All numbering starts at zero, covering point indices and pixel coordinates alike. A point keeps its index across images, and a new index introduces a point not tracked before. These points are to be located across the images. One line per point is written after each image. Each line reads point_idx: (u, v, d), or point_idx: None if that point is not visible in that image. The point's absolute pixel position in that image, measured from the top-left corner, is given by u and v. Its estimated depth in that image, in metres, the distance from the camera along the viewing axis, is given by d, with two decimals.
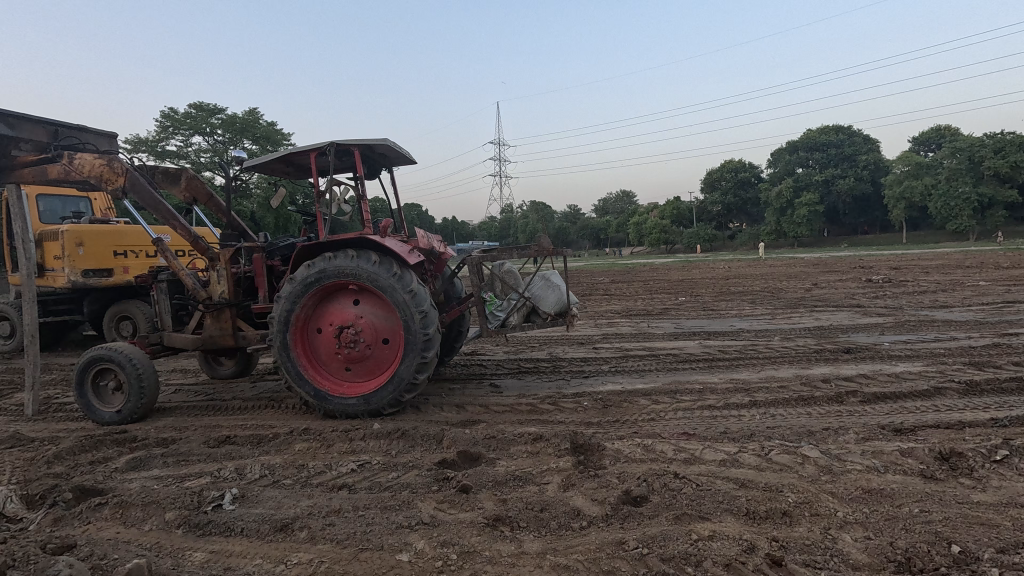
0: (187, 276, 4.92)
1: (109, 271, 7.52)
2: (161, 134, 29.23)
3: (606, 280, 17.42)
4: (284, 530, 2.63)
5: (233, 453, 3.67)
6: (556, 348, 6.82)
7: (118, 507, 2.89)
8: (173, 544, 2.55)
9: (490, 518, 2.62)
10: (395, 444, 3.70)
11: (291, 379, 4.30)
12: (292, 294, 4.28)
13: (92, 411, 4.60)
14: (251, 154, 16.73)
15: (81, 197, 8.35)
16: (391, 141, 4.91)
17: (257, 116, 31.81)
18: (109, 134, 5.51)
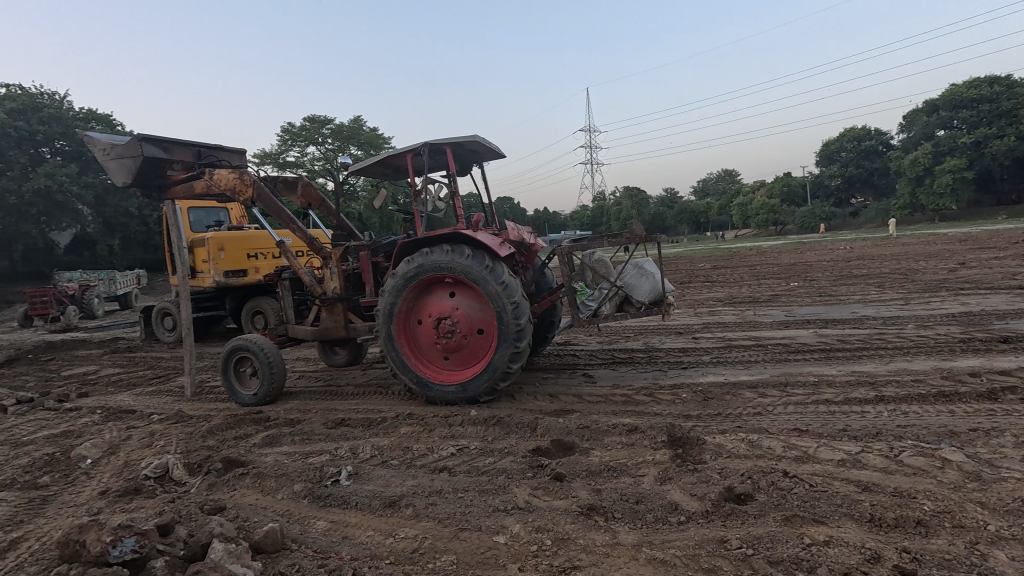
0: (305, 274, 5.45)
1: (244, 272, 8.56)
2: (282, 147, 32.52)
3: (707, 266, 16.47)
4: (392, 506, 2.84)
5: (348, 435, 4.03)
6: (653, 338, 6.60)
7: (256, 477, 3.32)
8: (300, 511, 2.88)
9: (584, 507, 2.63)
10: (491, 431, 3.83)
11: (395, 367, 4.61)
12: (394, 288, 4.59)
13: (234, 393, 5.29)
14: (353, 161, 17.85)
15: (220, 208, 9.59)
16: (481, 137, 5.03)
17: (361, 123, 34.21)
18: (238, 150, 6.26)
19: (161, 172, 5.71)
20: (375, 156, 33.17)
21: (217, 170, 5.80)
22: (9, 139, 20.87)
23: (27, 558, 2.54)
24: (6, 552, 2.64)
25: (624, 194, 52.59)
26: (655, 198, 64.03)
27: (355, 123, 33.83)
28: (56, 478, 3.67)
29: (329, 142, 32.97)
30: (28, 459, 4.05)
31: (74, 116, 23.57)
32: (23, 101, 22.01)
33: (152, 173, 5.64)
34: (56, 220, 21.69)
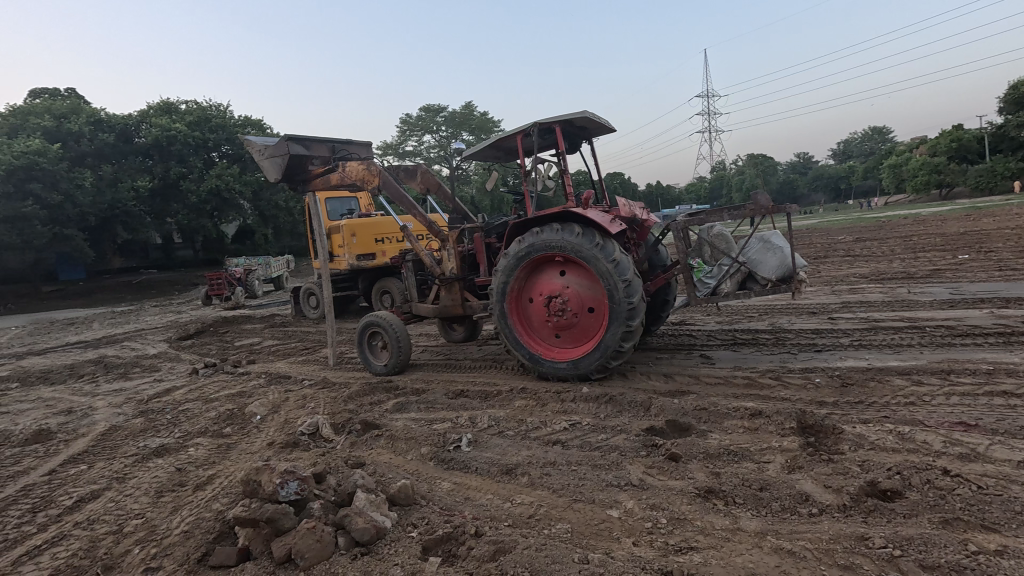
0: (426, 255, 5.84)
1: (373, 255, 9.39)
2: (402, 137, 34.71)
3: (849, 239, 14.60)
4: (509, 473, 3.01)
5: (466, 405, 4.31)
6: (781, 318, 6.07)
7: (389, 439, 3.70)
8: (427, 472, 3.16)
9: (701, 489, 2.55)
10: (603, 408, 3.84)
11: (509, 343, 4.78)
12: (507, 268, 4.73)
13: (368, 363, 5.90)
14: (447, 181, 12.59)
15: (352, 198, 10.57)
16: (590, 112, 4.94)
17: (472, 108, 35.21)
18: (365, 143, 6.83)
19: (305, 167, 6.40)
20: (486, 140, 34.05)
21: (349, 163, 6.41)
22: (189, 147, 24.95)
23: (220, 491, 3.12)
24: (205, 484, 3.28)
25: (748, 162, 48.24)
26: (785, 163, 57.78)
27: (466, 109, 34.93)
28: (236, 429, 4.43)
29: (443, 130, 34.50)
30: (215, 413, 4.93)
31: (235, 123, 27.40)
32: (198, 114, 25.98)
33: (297, 170, 6.39)
34: (224, 214, 25.50)
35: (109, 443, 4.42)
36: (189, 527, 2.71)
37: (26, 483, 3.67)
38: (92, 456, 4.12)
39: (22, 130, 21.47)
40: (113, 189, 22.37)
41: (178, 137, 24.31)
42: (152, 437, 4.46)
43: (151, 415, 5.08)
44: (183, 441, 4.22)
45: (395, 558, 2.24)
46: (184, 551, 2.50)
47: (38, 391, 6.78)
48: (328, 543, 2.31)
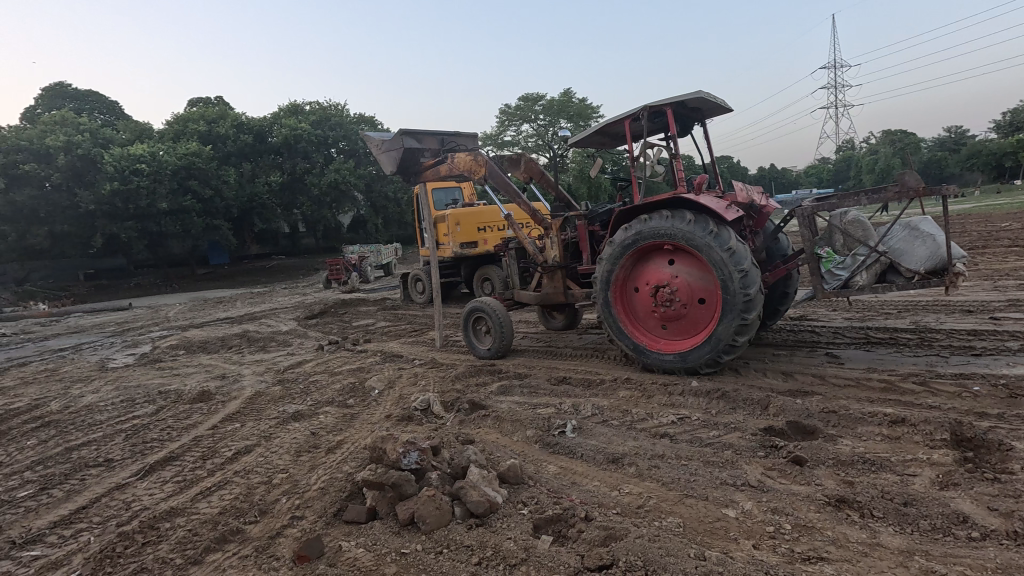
0: (529, 243, 5.91)
1: (475, 243, 9.71)
2: (502, 127, 35.31)
3: (1017, 226, 12.36)
4: (616, 462, 2.99)
5: (569, 392, 4.34)
6: (928, 316, 5.33)
7: (496, 419, 3.85)
8: (534, 454, 3.25)
9: (831, 497, 2.36)
10: (715, 404, 3.66)
11: (613, 332, 4.71)
12: (612, 256, 4.65)
13: (473, 346, 6.16)
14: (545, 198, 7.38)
15: (456, 187, 10.98)
16: (705, 92, 4.67)
17: (571, 95, 34.76)
18: (472, 133, 7.03)
19: (417, 160, 6.75)
20: (585, 126, 33.47)
21: (457, 155, 6.65)
22: (313, 144, 27.40)
23: (348, 455, 3.46)
24: (336, 448, 3.65)
25: (883, 138, 42.47)
26: (932, 139, 50.04)
27: (565, 96, 34.57)
28: (357, 401, 4.86)
29: (542, 118, 34.46)
30: (339, 385, 5.45)
31: (351, 121, 29.55)
32: (319, 114, 28.51)
33: (410, 163, 6.76)
34: (341, 205, 27.79)
35: (256, 406, 5.08)
36: (324, 485, 3.04)
37: (196, 435, 4.34)
38: (243, 416, 4.76)
39: (183, 136, 25.07)
40: (251, 184, 25.37)
41: (303, 135, 26.77)
42: (289, 403, 5.04)
43: (286, 385, 5.74)
44: (314, 409, 4.73)
45: (508, 532, 2.34)
46: (322, 505, 2.81)
47: (199, 358, 7.95)
48: (446, 511, 2.46)
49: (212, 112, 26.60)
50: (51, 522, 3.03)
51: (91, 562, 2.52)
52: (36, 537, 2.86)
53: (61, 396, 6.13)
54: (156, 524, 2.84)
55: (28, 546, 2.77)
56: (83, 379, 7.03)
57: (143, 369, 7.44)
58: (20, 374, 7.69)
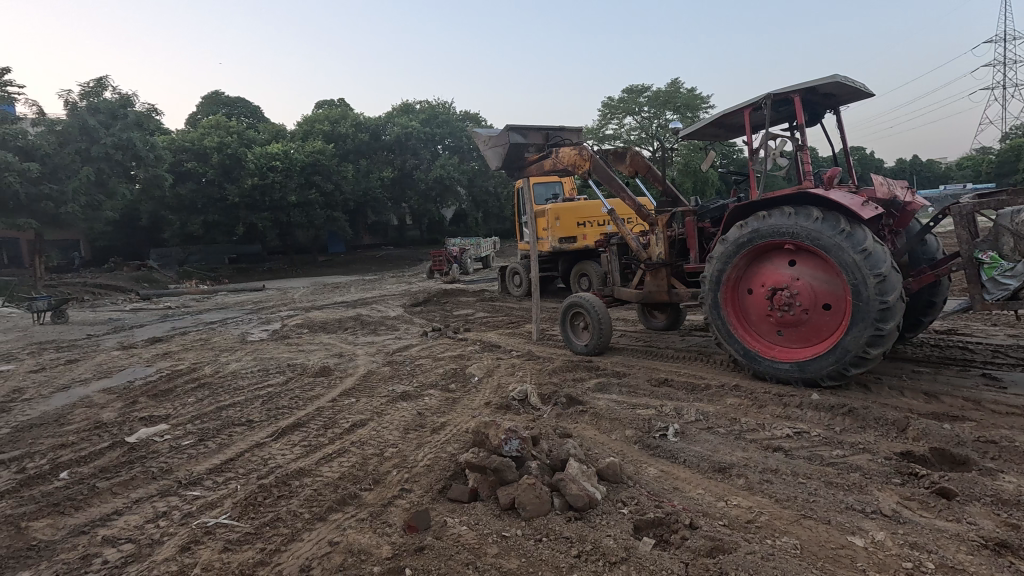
0: (632, 239, 5.77)
1: (574, 238, 9.65)
2: (604, 121, 34.63)
3: None
4: (722, 472, 2.84)
5: (671, 395, 4.18)
6: None
7: (594, 416, 3.84)
8: (634, 454, 3.18)
9: (989, 540, 2.05)
10: (839, 421, 3.33)
11: (721, 336, 4.45)
12: (724, 255, 4.38)
13: (570, 341, 6.15)
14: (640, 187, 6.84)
15: (556, 182, 10.99)
16: (842, 76, 4.22)
17: (679, 85, 33.15)
18: (577, 128, 6.95)
19: (522, 156, 6.86)
20: (693, 118, 31.78)
21: (562, 150, 6.66)
22: (421, 142, 28.88)
23: (451, 438, 3.64)
24: (440, 429, 3.86)
25: None
26: None
27: (673, 87, 33.06)
28: (458, 386, 5.09)
29: (646, 110, 33.25)
30: (441, 370, 5.75)
31: (457, 118, 30.66)
32: (428, 113, 29.98)
33: (515, 158, 6.88)
34: (445, 199, 29.04)
35: (368, 384, 5.52)
36: (430, 463, 3.23)
37: (318, 405, 4.82)
38: (358, 392, 5.20)
39: (311, 135, 27.66)
40: (366, 179, 27.42)
41: (413, 133, 28.35)
42: (397, 384, 5.41)
43: (394, 367, 6.16)
44: (420, 390, 5.04)
45: (608, 530, 2.33)
46: (428, 481, 2.99)
47: (320, 337, 8.79)
48: (545, 500, 2.50)
49: (335, 113, 29.08)
50: (207, 468, 3.54)
51: (237, 507, 2.90)
52: (195, 480, 3.36)
53: (212, 363, 7.11)
54: (288, 481, 3.21)
55: (190, 487, 3.26)
56: (228, 349, 8.09)
57: (274, 344, 8.38)
58: (181, 341, 9.04)
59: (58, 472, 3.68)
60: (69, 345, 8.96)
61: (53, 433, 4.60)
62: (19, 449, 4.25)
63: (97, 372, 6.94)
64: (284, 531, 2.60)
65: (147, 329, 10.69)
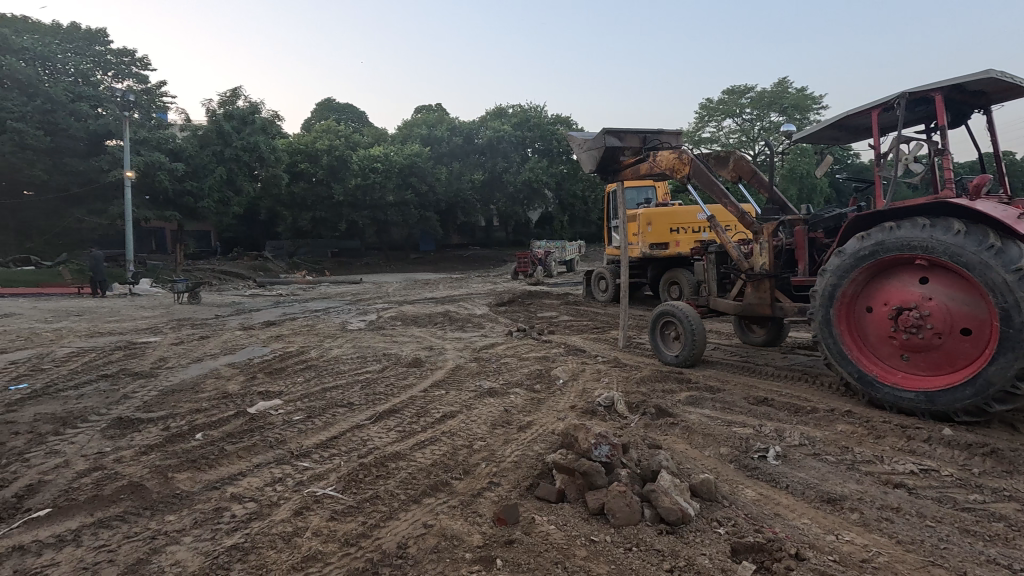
0: (733, 248, 5.43)
1: (666, 245, 9.32)
2: (700, 124, 33.13)
3: None
4: (832, 503, 2.62)
5: (771, 415, 3.92)
6: None
7: (685, 430, 3.69)
8: (729, 473, 3.03)
9: None
10: (977, 462, 2.94)
11: (831, 356, 4.07)
12: (841, 268, 4.02)
13: (659, 351, 5.94)
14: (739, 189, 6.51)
15: (649, 186, 10.69)
16: (999, 71, 3.71)
17: (787, 85, 30.91)
18: (677, 130, 6.69)
19: (617, 159, 6.76)
20: (802, 119, 29.48)
21: (661, 153, 6.47)
22: (512, 144, 29.40)
23: (538, 437, 3.69)
24: (526, 428, 3.92)
25: None
26: None
27: (780, 86, 30.88)
28: (543, 387, 5.13)
29: (747, 112, 31.33)
30: (527, 370, 5.83)
31: (548, 121, 30.78)
32: (520, 116, 30.49)
33: (609, 161, 6.79)
34: (532, 202, 29.34)
35: (457, 377, 5.73)
36: (517, 460, 3.29)
37: (411, 394, 5.09)
38: (448, 385, 5.42)
39: (409, 139, 29.25)
40: (458, 181, 28.46)
41: (504, 137, 28.97)
42: (483, 380, 5.57)
43: (480, 363, 6.34)
44: (505, 388, 5.15)
45: (703, 549, 2.25)
46: (516, 477, 3.05)
47: (411, 330, 9.28)
48: (636, 509, 2.46)
49: (433, 117, 30.52)
50: (314, 443, 3.88)
51: (342, 481, 3.15)
52: (305, 452, 3.70)
53: (317, 347, 7.77)
54: (385, 462, 3.42)
55: (301, 458, 3.59)
56: (330, 335, 8.79)
57: (371, 333, 8.98)
58: (291, 326, 9.96)
59: (194, 433, 4.21)
60: (201, 323, 10.23)
61: (190, 398, 5.28)
62: (163, 410, 4.92)
63: (224, 348, 7.86)
64: (383, 509, 2.77)
65: (262, 313, 11.92)
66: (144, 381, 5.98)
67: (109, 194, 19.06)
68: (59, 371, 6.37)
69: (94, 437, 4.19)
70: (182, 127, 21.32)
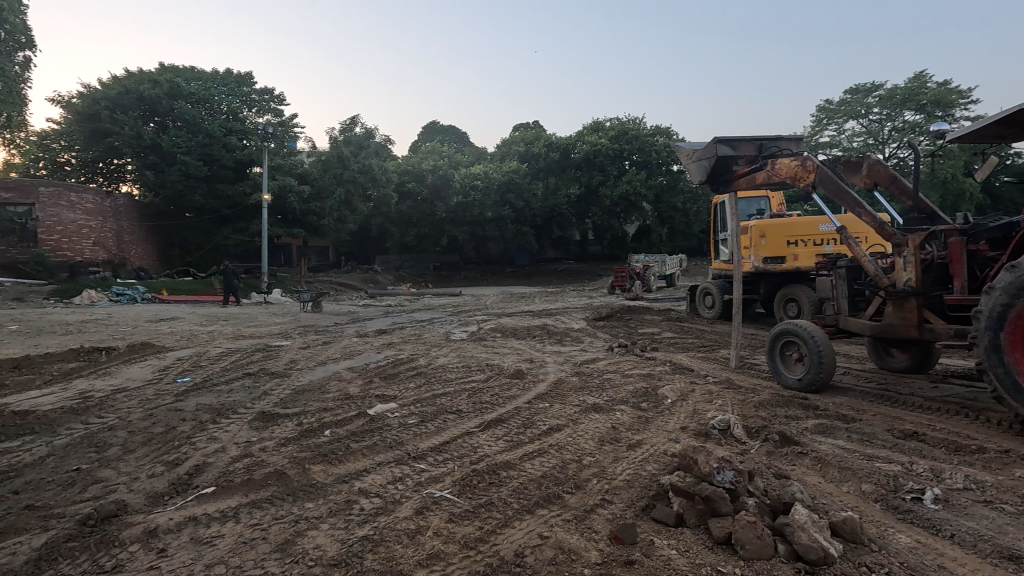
0: (870, 263, 4.92)
1: (783, 259, 8.61)
2: (818, 128, 30.53)
3: None
4: (1016, 562, 2.23)
5: (925, 452, 3.44)
6: None
7: (817, 460, 3.36)
8: (875, 514, 2.69)
9: None
10: None
11: (1002, 388, 3.47)
12: (1015, 284, 3.45)
13: (779, 374, 5.46)
14: (881, 193, 5.87)
15: (762, 197, 9.98)
16: None
17: (925, 79, 27.42)
18: (798, 136, 6.22)
19: (729, 168, 6.42)
20: (944, 117, 25.88)
21: (779, 161, 6.05)
22: (610, 158, 29.08)
23: (649, 456, 3.57)
24: (635, 446, 3.81)
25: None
26: None
27: (916, 82, 27.48)
28: (651, 406, 4.94)
29: (874, 112, 28.28)
30: (632, 387, 5.66)
31: (647, 133, 30.04)
32: (619, 128, 30.08)
33: (721, 171, 6.46)
34: (629, 215, 28.79)
35: (560, 391, 5.73)
36: (630, 479, 3.21)
37: (516, 405, 5.16)
38: (552, 397, 5.44)
39: (508, 157, 30.37)
40: (555, 195, 28.69)
41: (602, 150, 28.75)
42: (587, 395, 5.51)
43: (582, 378, 6.27)
44: (610, 404, 5.05)
45: None
46: (629, 497, 2.97)
47: (511, 342, 9.46)
48: (769, 542, 2.28)
49: (530, 134, 31.24)
50: (429, 446, 4.08)
51: (457, 485, 3.27)
52: (421, 454, 3.91)
53: (425, 355, 8.20)
54: (497, 470, 3.50)
55: (418, 460, 3.80)
56: (436, 345, 9.22)
57: (474, 344, 9.28)
58: (400, 335, 10.59)
59: (323, 430, 4.62)
60: (325, 330, 11.29)
61: (319, 397, 5.83)
62: (297, 406, 5.49)
63: (344, 353, 8.58)
64: (498, 516, 2.83)
65: (375, 322, 12.85)
66: (280, 380, 6.71)
67: (250, 214, 21.75)
68: (212, 368, 7.33)
69: (244, 427, 4.77)
70: (309, 154, 23.87)
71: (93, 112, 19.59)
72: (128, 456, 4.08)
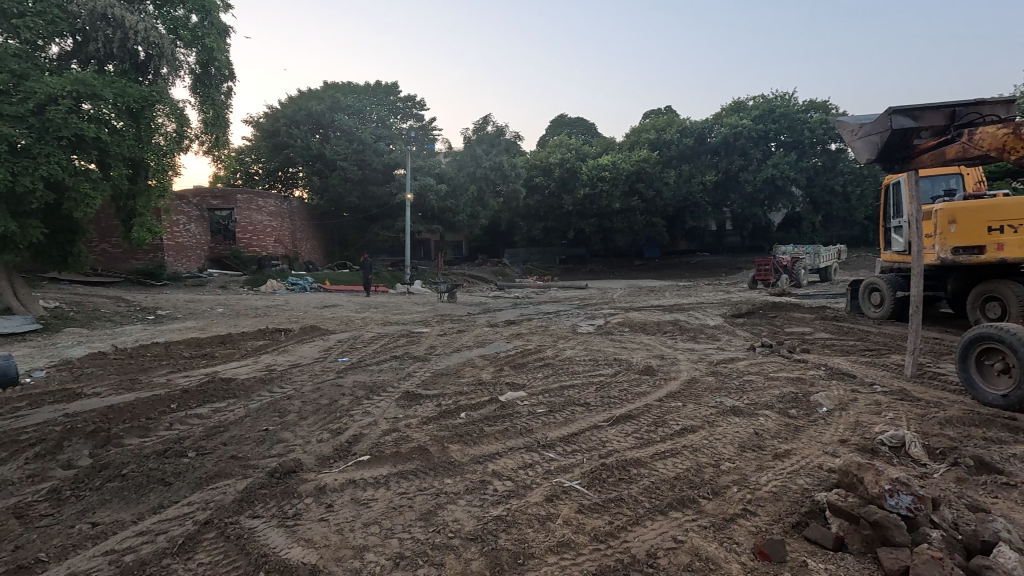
0: None
1: (980, 248, 7.11)
2: None
3: None
4: None
5: None
6: None
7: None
8: None
9: None
10: None
11: None
12: None
13: (974, 386, 4.55)
14: None
15: (952, 173, 8.35)
16: None
17: None
18: (1007, 99, 5.07)
19: (908, 143, 5.46)
20: None
21: (981, 129, 4.89)
22: (753, 140, 26.51)
23: (799, 469, 3.23)
24: (783, 456, 3.46)
25: None
26: None
27: None
28: (801, 413, 4.44)
29: None
30: (778, 392, 5.13)
31: (799, 109, 26.84)
32: (764, 106, 27.21)
33: (896, 146, 5.52)
34: (775, 202, 26.06)
35: (693, 390, 5.42)
36: (777, 491, 2.93)
37: (646, 402, 4.98)
38: (684, 397, 5.16)
39: (638, 145, 29.35)
40: (688, 183, 27.05)
41: (743, 132, 26.35)
42: (724, 397, 5.12)
43: (719, 378, 5.85)
44: (752, 408, 4.65)
45: None
46: (776, 510, 2.71)
47: (640, 337, 9.16)
48: None
49: (662, 121, 29.77)
50: (558, 436, 4.14)
51: (587, 477, 3.27)
52: (550, 444, 3.98)
53: (553, 347, 8.31)
54: (627, 466, 3.43)
55: (548, 449, 3.88)
56: (563, 337, 9.29)
57: (601, 338, 9.18)
58: (528, 325, 10.87)
59: (459, 412, 4.93)
60: (459, 319, 12.03)
61: (455, 382, 6.23)
62: (436, 389, 5.93)
63: (476, 341, 9.06)
64: (628, 513, 2.78)
65: (505, 313, 13.35)
66: (421, 364, 7.32)
67: (395, 212, 23.93)
68: (366, 350, 8.25)
69: (392, 405, 5.28)
70: (446, 154, 25.51)
71: (274, 129, 23.06)
72: (302, 422, 4.77)
